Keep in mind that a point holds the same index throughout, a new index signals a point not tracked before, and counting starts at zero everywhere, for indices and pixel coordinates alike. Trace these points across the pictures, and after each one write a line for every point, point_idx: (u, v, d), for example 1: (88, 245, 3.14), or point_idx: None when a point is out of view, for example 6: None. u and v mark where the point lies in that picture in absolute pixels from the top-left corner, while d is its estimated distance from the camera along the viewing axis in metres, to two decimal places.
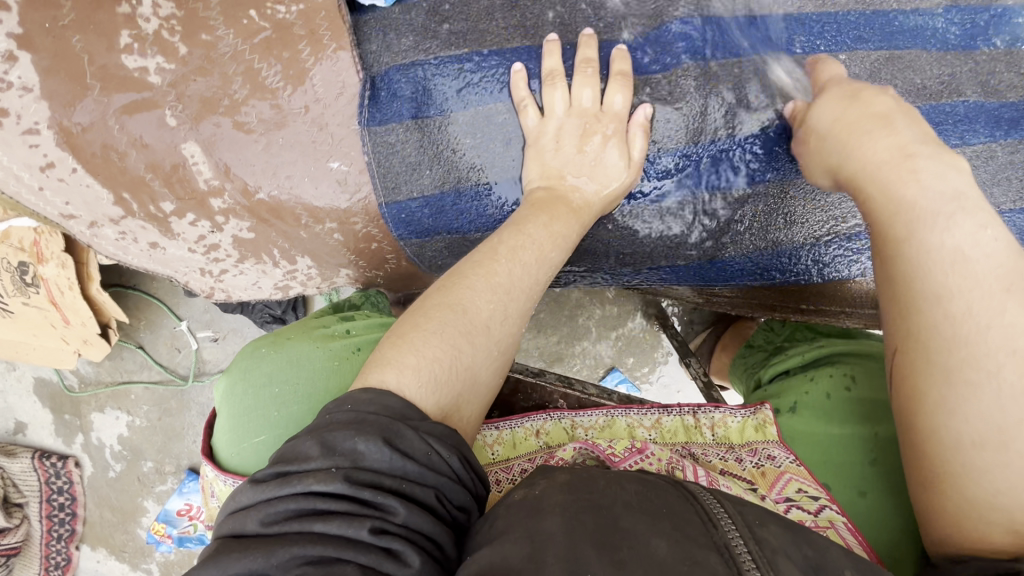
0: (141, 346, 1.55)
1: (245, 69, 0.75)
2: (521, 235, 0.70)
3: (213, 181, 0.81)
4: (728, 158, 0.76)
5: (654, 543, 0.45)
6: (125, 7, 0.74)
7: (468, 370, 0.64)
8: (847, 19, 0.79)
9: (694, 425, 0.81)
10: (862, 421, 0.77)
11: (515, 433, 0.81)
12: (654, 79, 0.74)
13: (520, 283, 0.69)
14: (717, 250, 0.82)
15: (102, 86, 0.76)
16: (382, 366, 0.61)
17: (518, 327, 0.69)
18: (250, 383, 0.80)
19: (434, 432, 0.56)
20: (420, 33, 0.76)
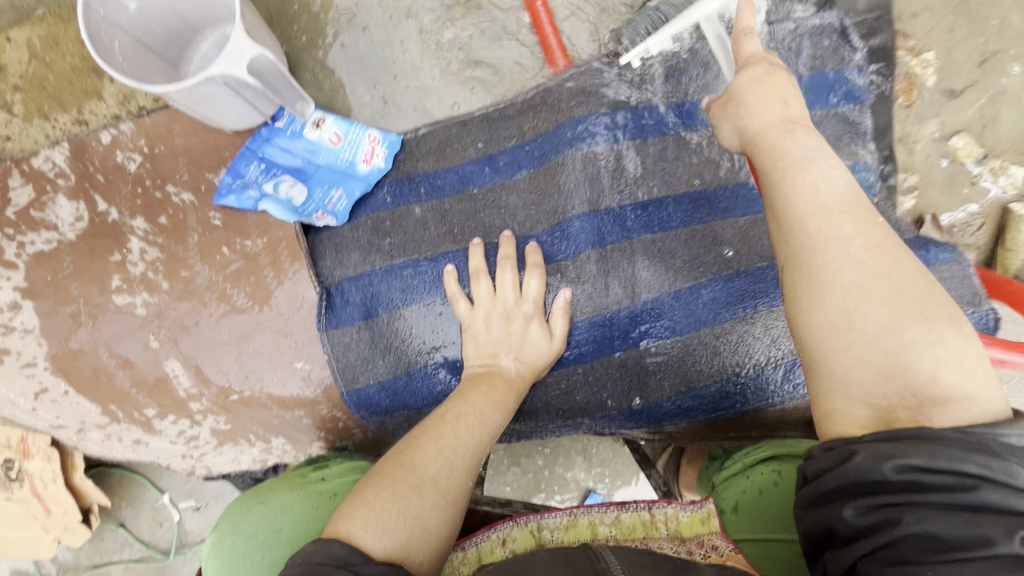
0: (122, 524, 1.54)
1: (219, 294, 0.88)
2: (464, 403, 0.80)
3: (191, 388, 0.91)
4: (634, 323, 0.88)
5: None
6: (117, 256, 0.89)
7: (419, 521, 0.68)
8: (716, 194, 0.96)
9: (650, 520, 0.87)
10: (791, 515, 0.80)
11: (480, 548, 0.85)
12: (563, 266, 0.89)
13: (465, 444, 0.76)
14: (641, 400, 0.91)
15: (94, 321, 0.88)
16: (347, 518, 0.66)
17: (467, 483, 0.75)
18: (238, 533, 0.76)
19: (376, 575, 0.61)
20: (366, 248, 0.92)
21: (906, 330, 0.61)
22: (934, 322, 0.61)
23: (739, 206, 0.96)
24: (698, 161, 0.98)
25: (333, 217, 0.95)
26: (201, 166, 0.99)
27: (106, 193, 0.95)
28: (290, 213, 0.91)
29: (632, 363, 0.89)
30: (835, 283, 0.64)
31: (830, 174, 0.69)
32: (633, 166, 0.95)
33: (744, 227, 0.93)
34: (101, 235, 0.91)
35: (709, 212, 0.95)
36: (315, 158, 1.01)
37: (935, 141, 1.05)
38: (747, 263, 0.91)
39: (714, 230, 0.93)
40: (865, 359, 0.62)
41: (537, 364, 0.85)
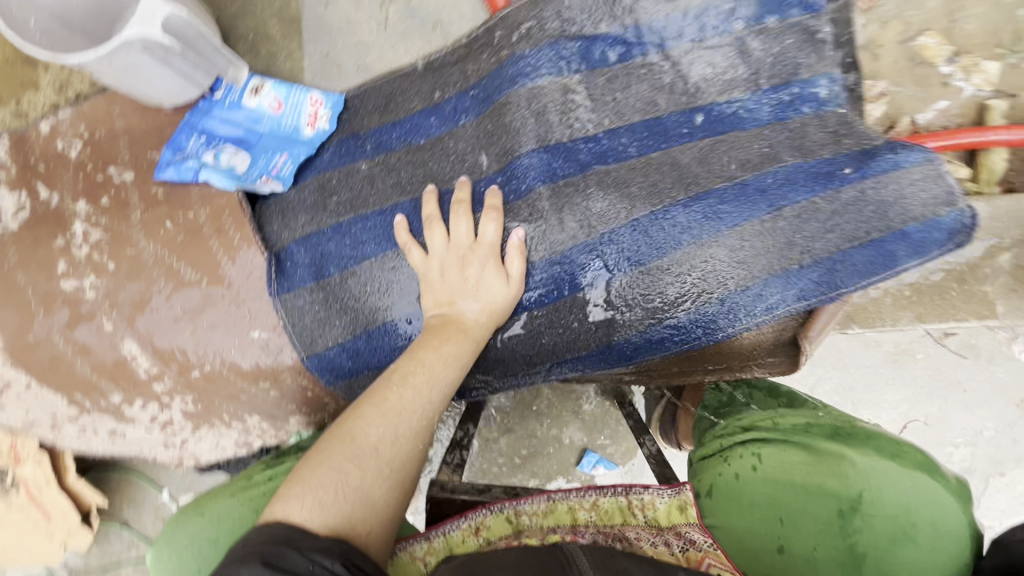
0: (126, 524, 1.55)
1: (166, 270, 0.86)
2: (415, 360, 0.77)
3: (151, 368, 0.90)
4: (594, 257, 0.84)
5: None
6: (61, 241, 0.88)
7: (359, 488, 0.67)
8: (672, 119, 0.93)
9: (627, 506, 0.82)
10: (769, 504, 0.74)
11: (450, 538, 0.81)
12: (515, 207, 0.86)
13: (412, 404, 0.73)
14: (608, 334, 0.88)
15: (44, 310, 0.87)
16: (284, 500, 0.65)
17: (415, 446, 0.72)
18: (174, 544, 0.77)
19: (319, 547, 0.59)
20: (313, 209, 0.89)
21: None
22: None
23: (698, 129, 0.93)
24: (649, 87, 0.94)
25: (278, 182, 0.92)
26: (142, 145, 0.97)
27: (47, 181, 0.94)
28: (230, 180, 0.89)
29: (592, 303, 0.86)
30: None
31: None
32: (581, 101, 0.91)
33: (702, 150, 0.91)
34: (44, 221, 0.89)
35: (663, 137, 0.92)
36: (259, 126, 0.98)
37: (899, 44, 1.01)
38: (705, 184, 0.87)
39: (670, 155, 0.90)
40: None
41: (497, 311, 0.82)
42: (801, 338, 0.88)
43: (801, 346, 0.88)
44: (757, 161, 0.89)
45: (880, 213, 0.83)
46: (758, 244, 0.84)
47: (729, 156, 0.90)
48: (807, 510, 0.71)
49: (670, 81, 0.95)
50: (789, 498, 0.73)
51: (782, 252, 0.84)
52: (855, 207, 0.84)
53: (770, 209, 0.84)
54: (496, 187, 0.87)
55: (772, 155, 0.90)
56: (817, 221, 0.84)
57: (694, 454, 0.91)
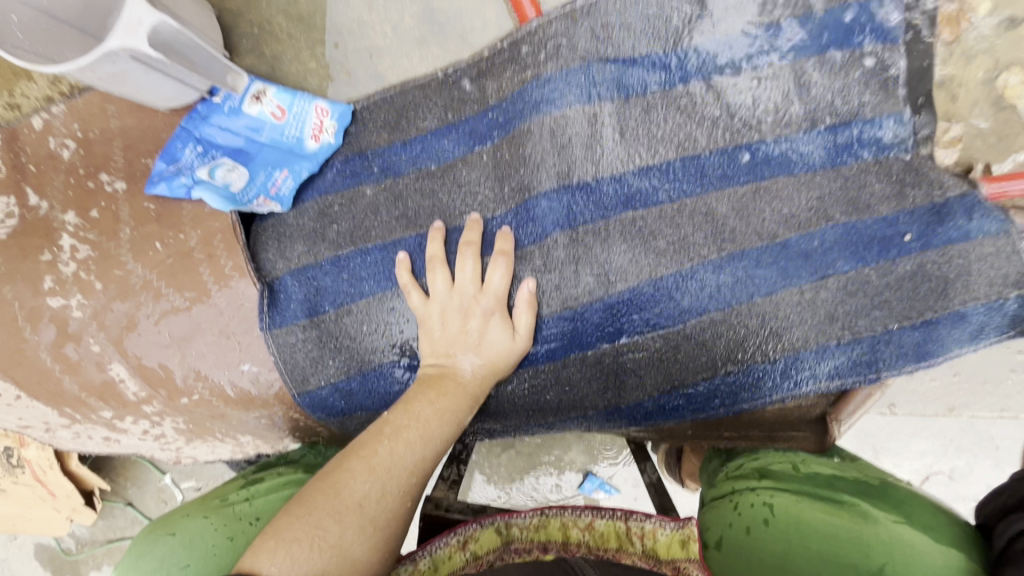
0: (129, 503, 1.59)
1: (154, 294, 0.81)
2: (409, 414, 0.70)
3: (140, 391, 0.87)
4: (611, 315, 0.77)
5: None
6: (47, 255, 0.83)
7: (337, 544, 0.59)
8: (711, 159, 0.84)
9: (626, 531, 0.77)
10: (780, 565, 0.63)
11: (436, 557, 0.74)
12: (528, 253, 0.78)
13: (403, 461, 0.67)
14: (618, 395, 0.81)
15: (31, 326, 0.83)
16: (251, 551, 0.56)
17: (402, 506, 0.66)
18: (139, 567, 0.70)
19: None
20: (310, 237, 0.83)
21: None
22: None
23: (737, 173, 0.83)
24: (689, 121, 0.84)
25: (277, 202, 0.86)
26: (137, 150, 0.91)
27: (37, 185, 0.88)
28: (225, 200, 0.82)
29: (605, 362, 0.79)
30: None
31: None
32: (610, 136, 0.82)
33: (742, 199, 0.81)
34: (32, 231, 0.84)
35: (698, 181, 0.82)
36: (260, 137, 0.91)
37: (982, 83, 0.89)
38: (743, 242, 0.78)
39: (706, 202, 0.81)
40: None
41: (501, 366, 0.76)
42: (830, 418, 0.81)
43: (830, 427, 0.81)
44: (804, 218, 0.79)
45: (937, 292, 0.74)
46: (795, 315, 0.75)
47: (771, 209, 0.80)
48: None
49: (713, 114, 0.85)
50: (806, 553, 0.63)
51: (821, 327, 0.75)
52: (910, 282, 0.74)
53: (813, 277, 0.75)
54: (508, 230, 0.79)
55: (821, 211, 0.79)
56: (863, 296, 0.75)
57: (703, 497, 0.84)
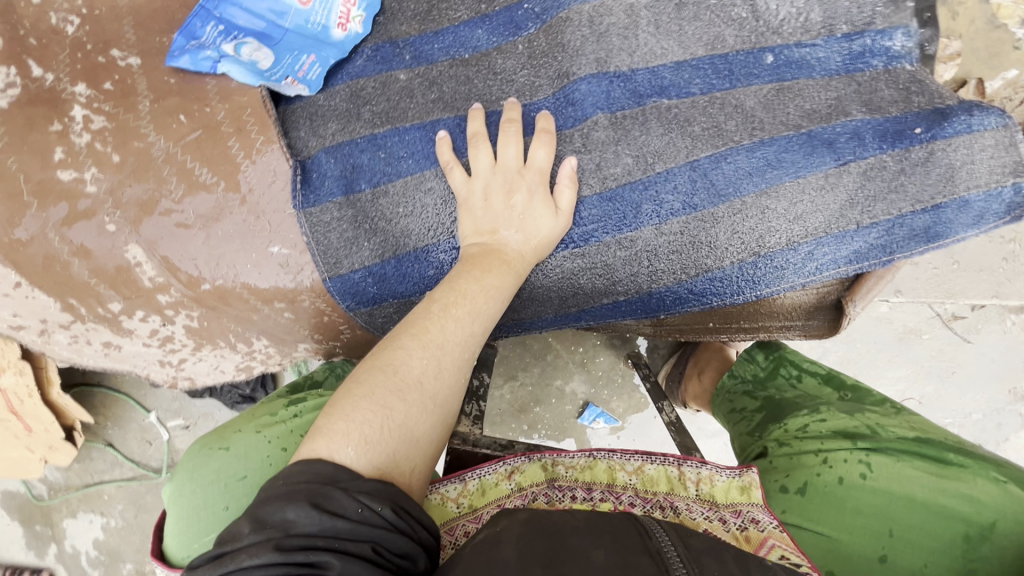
0: (110, 444, 1.54)
1: (178, 168, 0.79)
2: (454, 290, 0.71)
3: (157, 277, 0.83)
4: (645, 196, 0.79)
5: (593, 555, 0.50)
6: (58, 126, 0.79)
7: (404, 424, 0.63)
8: (738, 59, 0.87)
9: (678, 477, 0.76)
10: (879, 516, 0.70)
11: (484, 481, 0.75)
12: (567, 134, 0.80)
13: (454, 337, 0.69)
14: (650, 282, 0.84)
15: (39, 201, 0.78)
16: (324, 435, 0.60)
17: (456, 380, 0.69)
18: (199, 481, 0.74)
19: (366, 489, 0.57)
20: (344, 116, 0.82)
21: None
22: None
23: (761, 73, 0.86)
24: (717, 20, 0.87)
25: (305, 85, 0.83)
26: (150, 27, 0.86)
27: (39, 58, 0.82)
28: (253, 76, 0.81)
29: (639, 245, 0.81)
30: None
31: None
32: (644, 32, 0.84)
33: (767, 96, 0.84)
34: (37, 101, 0.80)
35: (728, 78, 0.85)
36: (283, 21, 0.86)
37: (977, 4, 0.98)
38: (771, 131, 0.81)
39: (735, 96, 0.84)
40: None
41: (543, 247, 0.77)
42: (845, 301, 0.86)
43: (844, 308, 0.86)
44: (823, 113, 0.83)
45: (946, 177, 0.80)
46: (821, 198, 0.80)
47: (794, 105, 0.84)
48: (920, 525, 0.68)
49: (741, 14, 0.88)
50: (902, 513, 0.70)
51: (841, 210, 0.80)
52: (923, 168, 0.80)
53: (836, 163, 0.80)
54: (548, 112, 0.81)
55: (839, 107, 0.84)
56: (881, 180, 0.80)
57: (774, 451, 0.83)
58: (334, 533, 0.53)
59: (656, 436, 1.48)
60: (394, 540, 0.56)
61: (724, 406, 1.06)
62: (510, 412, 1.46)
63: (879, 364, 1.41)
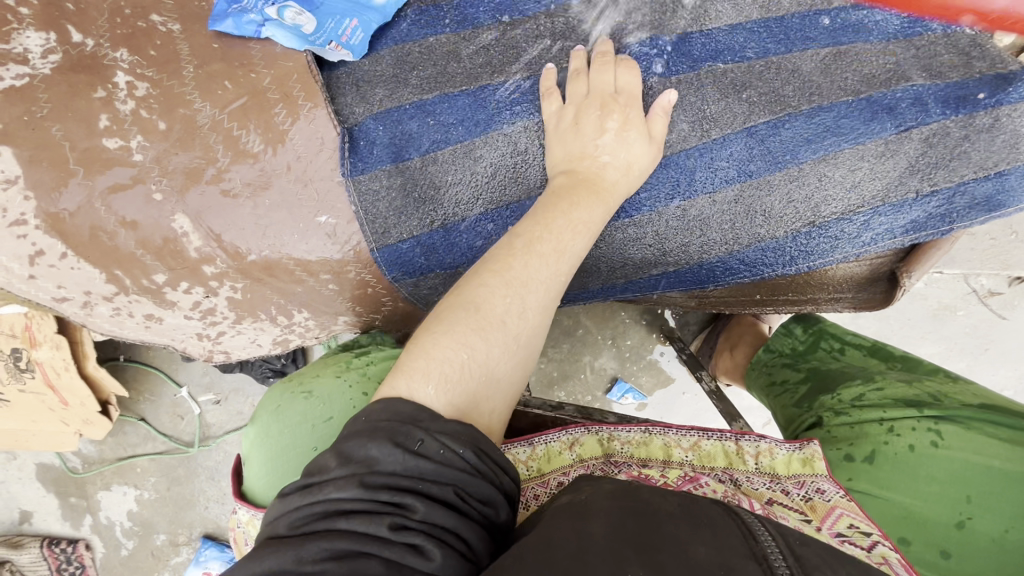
0: (142, 418, 1.55)
1: (224, 136, 0.77)
2: (545, 224, 0.69)
3: (203, 248, 0.82)
4: (700, 164, 0.78)
5: (693, 549, 0.48)
6: (101, 92, 0.77)
7: (484, 364, 0.64)
8: (793, 21, 0.84)
9: (736, 451, 0.76)
10: (954, 482, 0.70)
11: (549, 448, 0.78)
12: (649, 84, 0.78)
13: (538, 275, 0.68)
14: (700, 253, 0.84)
15: (85, 170, 0.77)
16: (405, 374, 0.63)
17: (538, 320, 0.68)
18: (284, 422, 0.78)
19: (446, 430, 0.59)
20: (390, 83, 0.81)
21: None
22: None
23: (817, 36, 0.83)
24: None
25: (349, 51, 0.81)
26: None
27: (79, 23, 0.80)
28: (297, 40, 0.79)
29: (691, 214, 0.80)
30: None
31: None
32: None
33: (825, 60, 0.81)
34: (79, 67, 0.78)
35: (785, 41, 0.82)
36: None
37: None
38: (829, 97, 0.79)
39: (791, 61, 0.81)
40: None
41: (624, 184, 0.73)
42: (900, 273, 0.85)
43: (900, 280, 0.85)
44: (884, 77, 0.80)
45: (1009, 145, 0.77)
46: (880, 164, 0.78)
47: (852, 69, 0.81)
48: (996, 491, 0.68)
49: None
50: (977, 478, 0.70)
51: (901, 179, 0.78)
52: (987, 135, 0.77)
53: (897, 129, 0.77)
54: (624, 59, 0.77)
55: (899, 72, 0.81)
56: (942, 147, 0.78)
57: (831, 420, 0.84)
58: (416, 475, 0.56)
59: (685, 411, 1.47)
60: (474, 485, 0.58)
61: (762, 380, 1.06)
62: (537, 387, 1.47)
63: (912, 340, 1.40)
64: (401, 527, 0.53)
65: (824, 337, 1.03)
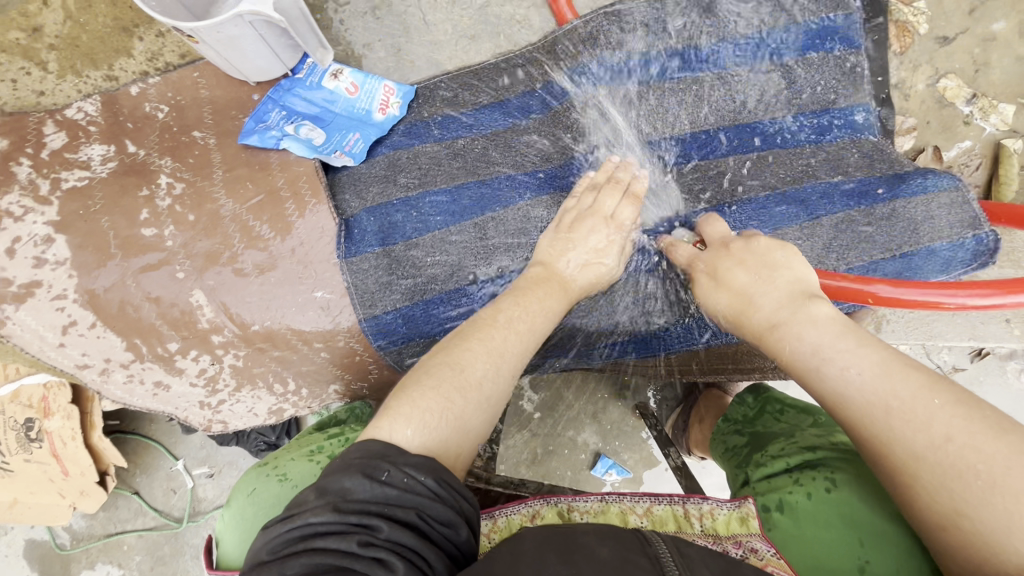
0: (136, 491, 1.59)
1: (242, 226, 0.93)
2: (520, 305, 0.82)
3: (214, 319, 0.94)
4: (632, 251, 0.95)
5: (599, 550, 0.64)
6: (146, 191, 0.94)
7: (461, 418, 0.71)
8: (723, 133, 1.02)
9: (684, 514, 0.86)
10: (849, 527, 0.78)
11: (511, 520, 0.87)
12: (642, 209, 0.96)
13: (513, 349, 0.78)
14: (644, 322, 0.96)
15: (123, 253, 0.92)
16: (389, 416, 0.68)
17: (507, 384, 0.76)
18: (261, 503, 0.83)
19: (411, 462, 0.64)
20: (382, 182, 0.97)
21: (834, 338, 0.72)
22: (820, 311, 0.75)
23: (744, 143, 1.01)
24: (701, 102, 1.03)
25: (350, 158, 0.99)
26: (225, 115, 1.04)
27: (134, 138, 1.00)
28: (309, 151, 0.97)
29: (626, 292, 0.96)
30: (829, 367, 0.71)
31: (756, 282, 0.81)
32: (638, 115, 1.03)
33: (747, 164, 0.99)
34: (130, 172, 0.96)
35: (714, 148, 1.01)
36: (332, 108, 1.06)
37: (928, 87, 1.18)
38: (750, 191, 0.96)
39: (719, 166, 1.00)
40: (789, 355, 0.75)
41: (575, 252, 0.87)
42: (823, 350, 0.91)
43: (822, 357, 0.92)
44: (796, 176, 0.97)
45: (910, 230, 0.90)
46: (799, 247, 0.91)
47: (770, 171, 0.98)
48: (884, 530, 0.76)
49: (721, 99, 1.03)
50: (867, 520, 0.78)
51: (822, 257, 0.90)
52: (888, 221, 0.91)
53: (809, 217, 0.92)
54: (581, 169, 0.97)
55: (809, 172, 0.98)
56: (852, 231, 0.91)
57: (757, 476, 0.95)
58: (381, 498, 0.61)
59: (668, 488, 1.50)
60: (434, 509, 0.62)
61: (719, 448, 1.14)
62: (522, 461, 1.51)
63: None
64: (365, 544, 0.57)
65: (772, 402, 1.12)
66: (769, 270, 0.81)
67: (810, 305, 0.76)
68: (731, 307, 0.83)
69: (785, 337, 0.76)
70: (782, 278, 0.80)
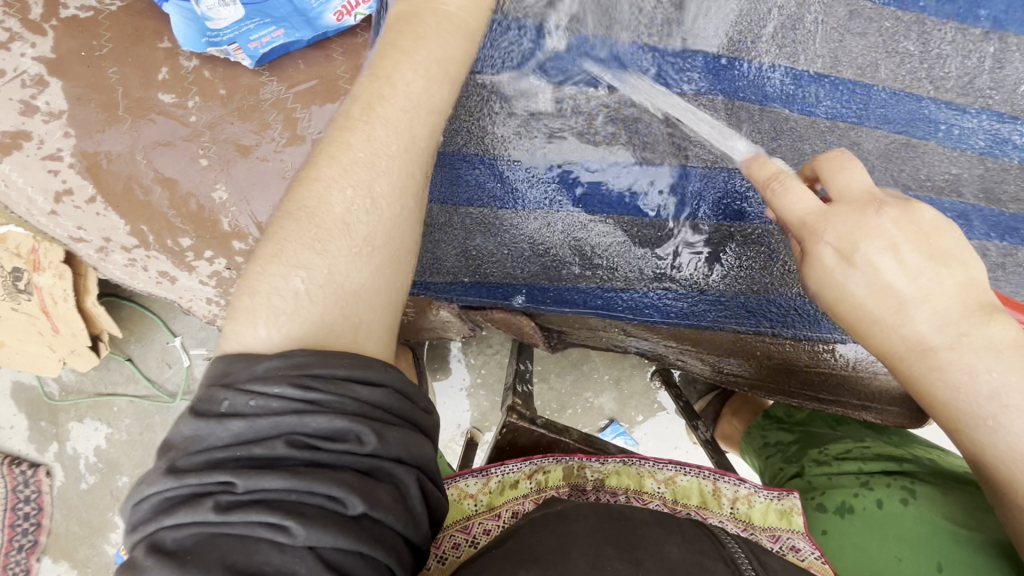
0: (129, 358, 1.53)
1: (284, 115, 0.76)
2: (372, 115, 0.61)
3: (242, 222, 0.77)
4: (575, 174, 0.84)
5: (668, 547, 0.53)
6: (168, 44, 0.77)
7: (333, 276, 0.57)
8: (880, 94, 0.83)
9: (713, 492, 0.78)
10: (926, 547, 0.70)
11: (505, 479, 0.77)
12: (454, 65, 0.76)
13: (386, 149, 0.61)
14: (661, 278, 0.87)
15: (133, 116, 0.75)
16: (235, 318, 0.55)
17: (400, 208, 0.61)
18: None
19: (260, 374, 0.50)
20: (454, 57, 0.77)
21: (1012, 373, 0.55)
22: (997, 332, 0.56)
23: (895, 117, 0.83)
24: (881, 49, 0.81)
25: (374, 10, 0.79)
26: None
27: None
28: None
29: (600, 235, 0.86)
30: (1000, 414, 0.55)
31: (887, 272, 0.58)
32: (801, 32, 0.81)
33: (889, 144, 0.83)
34: (151, 17, 0.77)
35: (858, 111, 0.83)
36: None
37: None
38: (878, 179, 0.82)
39: (858, 133, 0.83)
40: (942, 397, 0.58)
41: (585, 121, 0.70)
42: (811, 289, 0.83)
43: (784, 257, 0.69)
44: (936, 185, 0.84)
45: None
46: None
47: (909, 166, 0.83)
48: (970, 560, 0.67)
49: (910, 56, 0.81)
50: (947, 544, 0.69)
51: None
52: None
53: None
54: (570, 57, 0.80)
55: (953, 184, 0.84)
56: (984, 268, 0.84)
57: (813, 469, 0.88)
58: (233, 439, 0.48)
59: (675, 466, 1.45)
60: (310, 424, 0.48)
61: (754, 441, 1.02)
62: None
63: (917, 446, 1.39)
64: (227, 505, 0.45)
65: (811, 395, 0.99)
66: (936, 266, 0.58)
67: (991, 325, 0.56)
68: (864, 304, 0.59)
69: (941, 363, 0.57)
70: (949, 278, 0.58)
